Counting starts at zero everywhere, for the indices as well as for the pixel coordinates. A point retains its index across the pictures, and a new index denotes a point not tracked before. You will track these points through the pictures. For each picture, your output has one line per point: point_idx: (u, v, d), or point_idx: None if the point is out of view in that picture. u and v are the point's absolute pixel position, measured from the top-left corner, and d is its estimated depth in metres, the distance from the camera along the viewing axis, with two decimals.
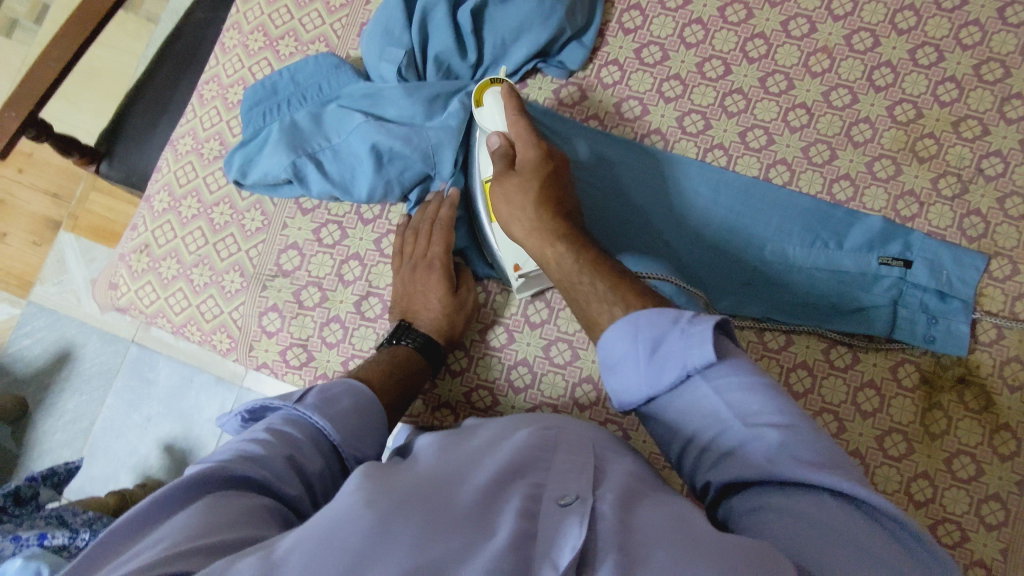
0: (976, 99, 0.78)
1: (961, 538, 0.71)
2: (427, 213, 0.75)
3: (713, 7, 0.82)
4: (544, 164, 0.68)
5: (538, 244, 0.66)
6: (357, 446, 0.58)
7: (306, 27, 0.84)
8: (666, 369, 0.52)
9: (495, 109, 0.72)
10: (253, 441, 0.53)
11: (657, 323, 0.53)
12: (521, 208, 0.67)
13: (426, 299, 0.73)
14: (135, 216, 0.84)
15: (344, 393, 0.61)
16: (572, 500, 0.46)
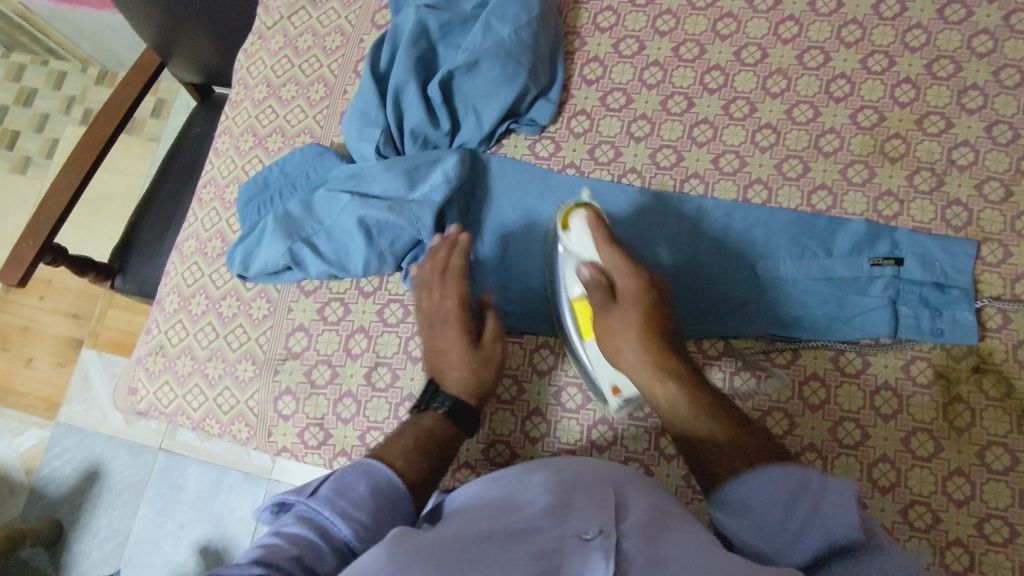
0: (934, 95, 0.80)
1: (1011, 533, 0.68)
2: (434, 263, 0.75)
3: (667, 48, 0.87)
4: (643, 295, 0.69)
5: (643, 376, 0.68)
6: (373, 538, 0.54)
7: (291, 123, 0.90)
8: (803, 539, 0.53)
9: (582, 236, 0.72)
10: (264, 544, 0.52)
11: (795, 486, 0.56)
12: (623, 333, 0.69)
13: (451, 360, 0.71)
14: (148, 320, 0.87)
15: (359, 479, 0.57)
16: (594, 534, 0.47)
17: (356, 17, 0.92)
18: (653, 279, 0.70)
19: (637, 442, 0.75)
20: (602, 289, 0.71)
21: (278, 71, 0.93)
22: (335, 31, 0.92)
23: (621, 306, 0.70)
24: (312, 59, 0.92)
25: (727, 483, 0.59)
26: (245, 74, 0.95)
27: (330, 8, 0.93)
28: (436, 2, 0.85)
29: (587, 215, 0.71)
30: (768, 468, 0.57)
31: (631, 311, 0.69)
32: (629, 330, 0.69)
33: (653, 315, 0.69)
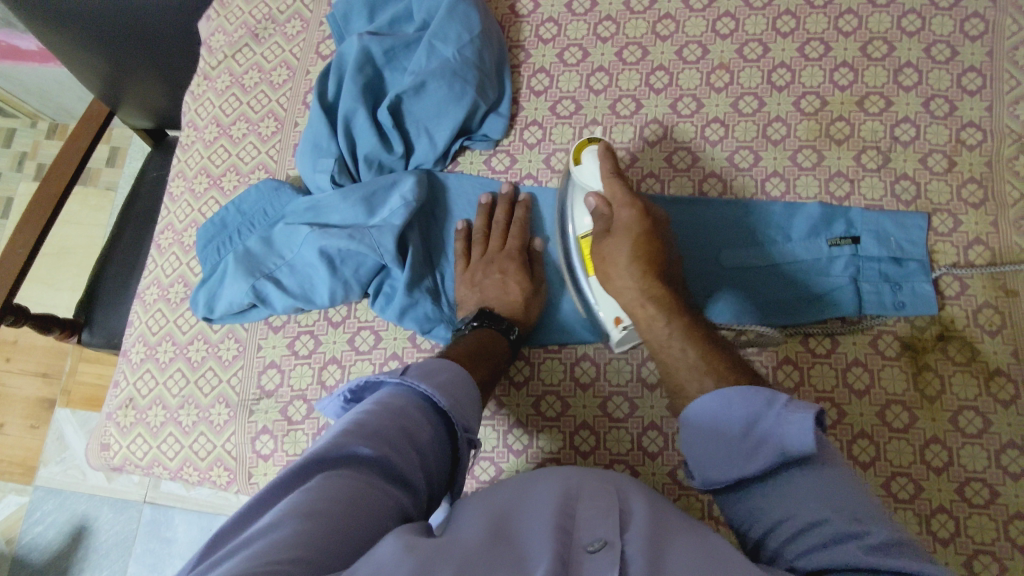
0: (871, 76, 0.83)
1: (991, 494, 0.70)
2: (501, 216, 0.83)
3: (610, 53, 0.88)
4: (638, 223, 0.71)
5: (630, 300, 0.70)
6: (463, 417, 0.62)
7: (244, 160, 0.89)
8: (756, 454, 0.54)
9: (592, 169, 0.75)
10: (366, 411, 0.58)
11: (753, 404, 0.56)
12: (614, 259, 0.71)
13: (504, 287, 0.78)
14: (115, 373, 0.85)
15: (442, 369, 0.65)
16: (599, 546, 0.47)
17: (300, 50, 0.92)
18: (651, 209, 0.72)
19: (620, 444, 0.76)
20: (603, 222, 0.73)
21: (227, 110, 0.92)
22: (281, 64, 0.92)
23: (615, 234, 0.72)
24: (260, 95, 0.91)
25: (690, 407, 0.60)
26: (194, 116, 0.94)
27: (273, 42, 0.93)
28: (378, 29, 0.85)
29: (598, 149, 0.75)
30: (737, 392, 0.58)
31: (623, 243, 0.71)
32: (621, 263, 0.71)
33: (643, 246, 0.70)
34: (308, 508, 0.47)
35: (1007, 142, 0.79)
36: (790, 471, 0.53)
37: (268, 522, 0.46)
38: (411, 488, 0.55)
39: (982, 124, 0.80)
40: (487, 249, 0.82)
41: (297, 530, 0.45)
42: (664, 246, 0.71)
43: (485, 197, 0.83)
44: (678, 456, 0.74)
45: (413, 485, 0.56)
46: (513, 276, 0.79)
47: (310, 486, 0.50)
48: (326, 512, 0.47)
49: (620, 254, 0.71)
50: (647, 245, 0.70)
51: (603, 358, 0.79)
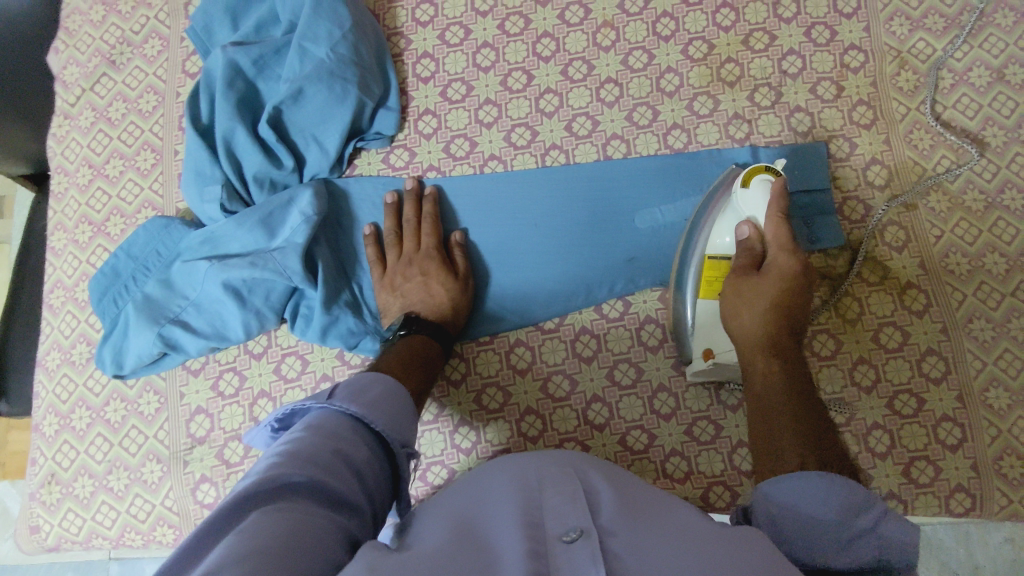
0: (753, 13, 0.82)
1: (918, 403, 0.73)
2: (410, 214, 0.79)
3: (492, 27, 0.85)
4: (796, 279, 0.66)
5: (747, 345, 0.66)
6: (400, 431, 0.60)
7: (127, 200, 0.83)
8: (850, 548, 0.48)
9: (761, 195, 0.69)
10: (295, 438, 0.54)
11: (857, 498, 0.49)
12: (749, 302, 0.66)
13: (427, 289, 0.76)
14: (29, 450, 0.79)
15: (371, 383, 0.63)
16: (576, 535, 0.45)
17: (165, 71, 0.86)
18: (807, 265, 0.67)
19: (566, 422, 0.75)
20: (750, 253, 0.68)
21: (97, 148, 0.85)
22: (147, 90, 0.85)
23: (767, 276, 0.66)
24: (130, 126, 0.85)
25: (785, 477, 0.52)
26: (61, 160, 0.86)
27: (134, 67, 0.86)
28: (243, 37, 0.80)
29: (776, 181, 0.69)
30: (827, 476, 0.51)
31: (771, 285, 0.66)
32: (755, 305, 0.66)
33: (791, 295, 0.66)
34: (249, 546, 0.42)
35: (887, 60, 0.81)
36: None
37: (206, 568, 0.40)
38: (354, 513, 0.52)
39: (863, 46, 0.81)
40: (402, 251, 0.79)
41: (242, 570, 0.40)
42: (809, 301, 0.67)
43: (389, 196, 0.80)
44: (624, 423, 0.75)
45: (356, 510, 0.52)
46: (435, 274, 0.76)
47: (246, 524, 0.45)
48: (271, 547, 0.43)
49: (761, 295, 0.66)
50: (794, 297, 0.66)
51: (537, 340, 0.78)
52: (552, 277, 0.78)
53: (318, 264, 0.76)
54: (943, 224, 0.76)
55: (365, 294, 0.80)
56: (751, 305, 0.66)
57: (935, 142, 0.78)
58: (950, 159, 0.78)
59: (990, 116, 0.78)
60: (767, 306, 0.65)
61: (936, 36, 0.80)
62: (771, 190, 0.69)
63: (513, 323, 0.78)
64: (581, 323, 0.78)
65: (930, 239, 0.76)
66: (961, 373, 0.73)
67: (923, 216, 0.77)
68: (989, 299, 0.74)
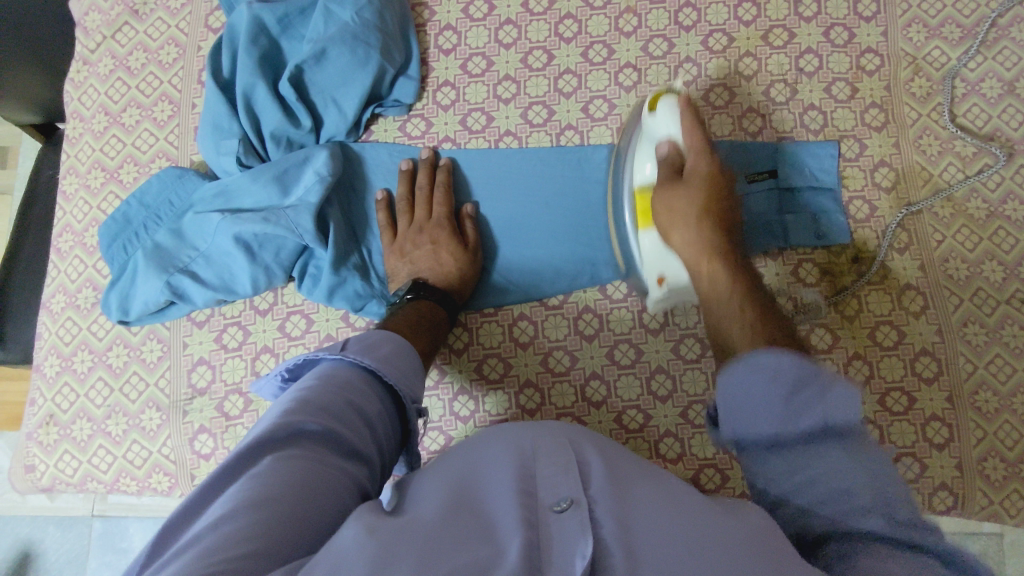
0: (774, 9, 0.83)
1: (909, 401, 0.75)
2: (423, 182, 0.80)
3: (517, 4, 0.85)
4: (713, 177, 0.67)
5: (692, 256, 0.66)
6: (411, 387, 0.61)
7: (141, 149, 0.83)
8: (796, 417, 0.49)
9: (669, 119, 0.69)
10: (307, 388, 0.55)
11: (802, 372, 0.50)
12: (685, 223, 0.66)
13: (436, 256, 0.76)
14: (29, 391, 0.80)
15: (384, 341, 0.63)
16: (567, 505, 0.46)
17: (187, 24, 0.86)
18: (721, 164, 0.69)
19: (564, 397, 0.77)
20: (671, 168, 0.68)
21: (114, 96, 0.85)
22: (168, 42, 0.86)
23: (688, 181, 0.67)
24: (149, 77, 0.85)
25: (736, 365, 0.54)
26: (77, 106, 0.86)
27: (156, 18, 0.86)
28: None
29: (679, 101, 0.69)
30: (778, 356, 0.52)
31: (694, 198, 0.66)
32: (687, 215, 0.66)
33: (714, 202, 0.67)
34: (260, 495, 0.43)
35: (903, 65, 0.82)
36: (828, 442, 0.47)
37: (215, 517, 0.42)
38: (365, 462, 0.53)
39: (879, 50, 0.82)
40: (413, 219, 0.80)
41: (252, 518, 0.42)
42: (730, 200, 0.69)
43: (405, 163, 0.80)
44: (621, 402, 0.76)
45: (366, 458, 0.53)
46: (445, 243, 0.77)
47: (259, 471, 0.46)
48: (285, 492, 0.44)
49: (686, 199, 0.66)
50: (718, 203, 0.67)
51: (540, 316, 0.79)
52: (559, 254, 0.79)
53: (327, 226, 0.77)
54: (946, 229, 0.78)
55: (375, 258, 0.81)
56: (680, 215, 0.66)
57: (943, 148, 0.80)
58: (956, 167, 0.79)
59: (998, 127, 0.80)
60: (699, 215, 0.66)
61: (951, 45, 0.82)
62: (677, 111, 0.69)
63: (518, 298, 0.79)
64: (584, 302, 0.79)
65: (932, 243, 0.78)
66: (952, 375, 0.75)
67: (926, 221, 0.78)
68: (984, 305, 0.76)
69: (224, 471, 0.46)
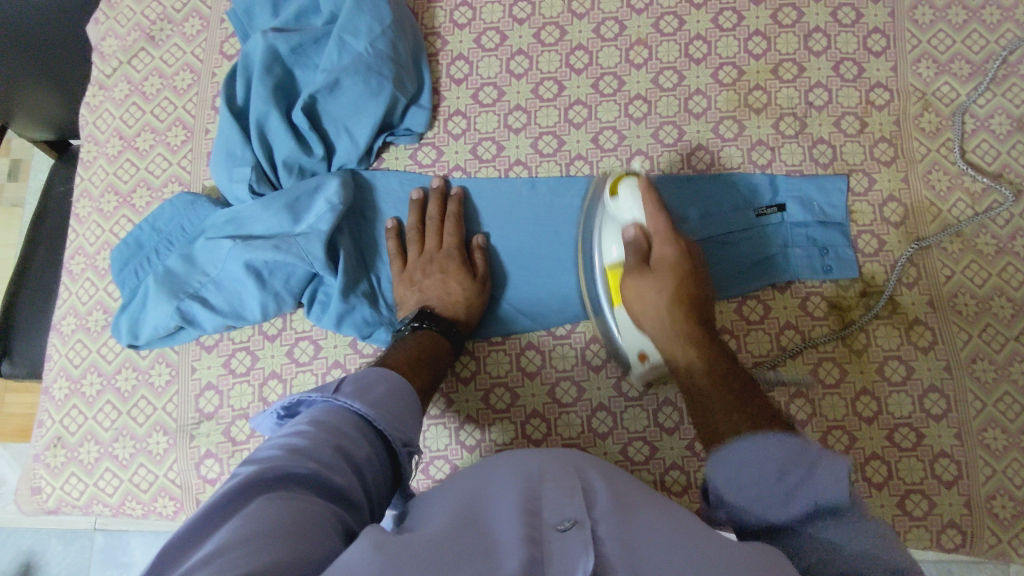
0: (783, 43, 0.84)
1: (917, 437, 0.74)
2: (434, 211, 0.81)
3: (528, 35, 0.86)
4: (682, 265, 0.70)
5: (666, 345, 0.69)
6: (402, 429, 0.61)
7: (154, 173, 0.84)
8: (790, 502, 0.52)
9: (631, 201, 0.73)
10: (300, 432, 0.55)
11: (787, 455, 0.54)
12: (656, 314, 0.70)
13: (445, 286, 0.77)
14: (37, 412, 0.80)
15: (378, 380, 0.64)
16: (569, 526, 0.46)
17: (202, 51, 0.87)
18: (691, 252, 0.72)
19: (570, 428, 0.77)
20: (637, 252, 0.72)
21: (129, 121, 0.86)
22: (184, 68, 0.87)
23: (656, 272, 0.71)
24: (164, 102, 0.86)
25: (728, 449, 0.57)
26: (92, 129, 0.87)
27: (172, 44, 0.88)
28: (283, 24, 0.81)
29: (639, 182, 0.72)
30: (773, 438, 0.56)
31: (662, 284, 0.70)
32: (659, 305, 0.70)
33: (685, 286, 0.70)
34: (252, 530, 0.44)
35: (912, 100, 0.82)
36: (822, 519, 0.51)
37: (208, 551, 0.42)
38: (353, 509, 0.53)
39: (889, 84, 0.83)
40: (423, 248, 0.80)
41: (245, 550, 0.42)
42: (700, 288, 0.72)
43: (416, 191, 0.81)
44: (627, 433, 0.76)
45: (355, 505, 0.53)
46: (454, 273, 0.77)
47: (250, 510, 0.46)
48: (279, 527, 0.44)
49: (655, 295, 0.70)
50: (689, 286, 0.71)
51: (547, 345, 0.79)
52: (567, 284, 0.79)
53: (337, 254, 0.77)
54: (955, 265, 0.78)
55: (383, 286, 0.82)
56: (650, 306, 0.70)
57: (952, 184, 0.80)
58: (965, 203, 0.79)
59: (1007, 163, 0.80)
60: (671, 304, 0.69)
61: (961, 80, 0.82)
62: (638, 192, 0.72)
63: (525, 327, 0.79)
64: (592, 332, 0.79)
65: (940, 279, 0.78)
66: (961, 412, 0.75)
67: (935, 256, 0.78)
68: (993, 341, 0.76)
69: (216, 509, 0.46)
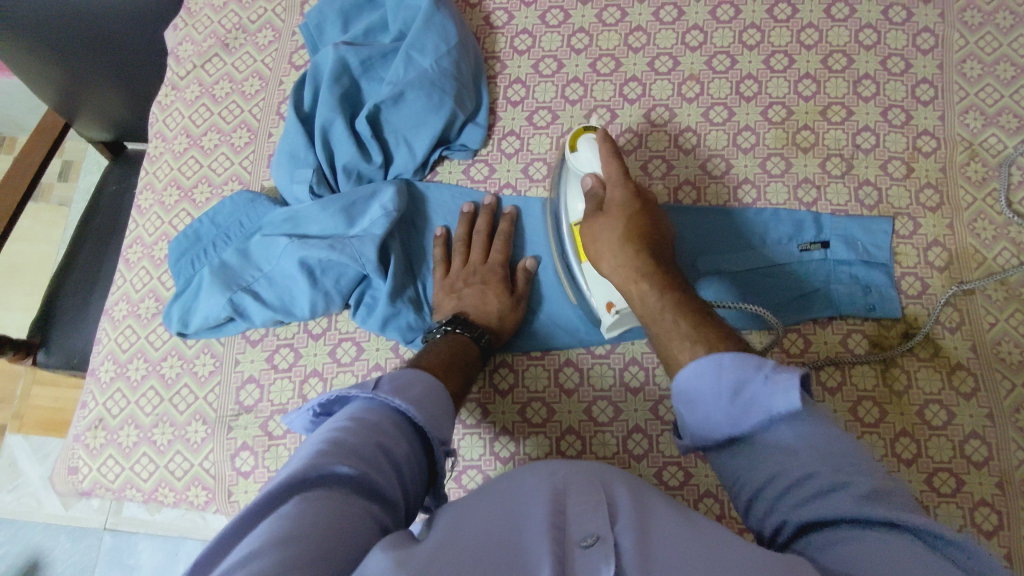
0: (833, 87, 0.87)
1: (957, 483, 0.73)
2: (484, 226, 0.83)
3: (584, 65, 0.90)
4: (632, 202, 0.71)
5: (621, 278, 0.69)
6: (440, 431, 0.60)
7: (216, 171, 0.88)
8: (743, 418, 0.49)
9: (589, 154, 0.76)
10: (340, 428, 0.54)
11: (741, 370, 0.51)
12: (606, 239, 0.70)
13: (483, 297, 0.78)
14: (82, 393, 0.82)
15: (415, 381, 0.63)
16: (592, 542, 0.43)
17: (272, 60, 0.91)
18: (643, 193, 0.73)
19: (605, 447, 0.76)
20: (593, 200, 0.73)
21: (197, 120, 0.90)
22: (253, 74, 0.91)
23: (607, 213, 0.72)
24: (231, 105, 0.90)
25: (695, 364, 0.54)
26: (162, 127, 0.91)
27: (244, 52, 0.92)
28: (353, 39, 0.85)
29: (596, 136, 0.75)
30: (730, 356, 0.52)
31: (613, 222, 0.71)
32: (612, 241, 0.70)
33: (638, 220, 0.70)
34: (289, 534, 0.42)
35: (959, 150, 0.84)
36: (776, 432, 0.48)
37: (245, 554, 0.40)
38: (390, 507, 0.51)
39: (936, 133, 0.84)
40: (467, 259, 0.82)
41: (283, 556, 0.40)
42: (656, 219, 0.72)
43: (467, 205, 0.83)
44: (662, 457, 0.75)
45: (393, 503, 0.52)
46: (495, 286, 0.79)
47: (286, 511, 0.45)
48: (314, 531, 0.43)
49: (607, 232, 0.70)
50: (641, 218, 0.70)
51: (586, 363, 0.79)
52: None
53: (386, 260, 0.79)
54: (999, 312, 0.78)
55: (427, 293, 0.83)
56: (603, 241, 0.71)
57: (998, 233, 0.81)
58: (1011, 252, 0.80)
59: None
60: (621, 237, 0.69)
61: (1008, 133, 0.84)
62: (595, 145, 0.75)
63: (563, 344, 0.80)
64: (631, 354, 0.79)
65: (984, 325, 0.77)
66: (1002, 461, 0.73)
67: (979, 302, 0.78)
68: None
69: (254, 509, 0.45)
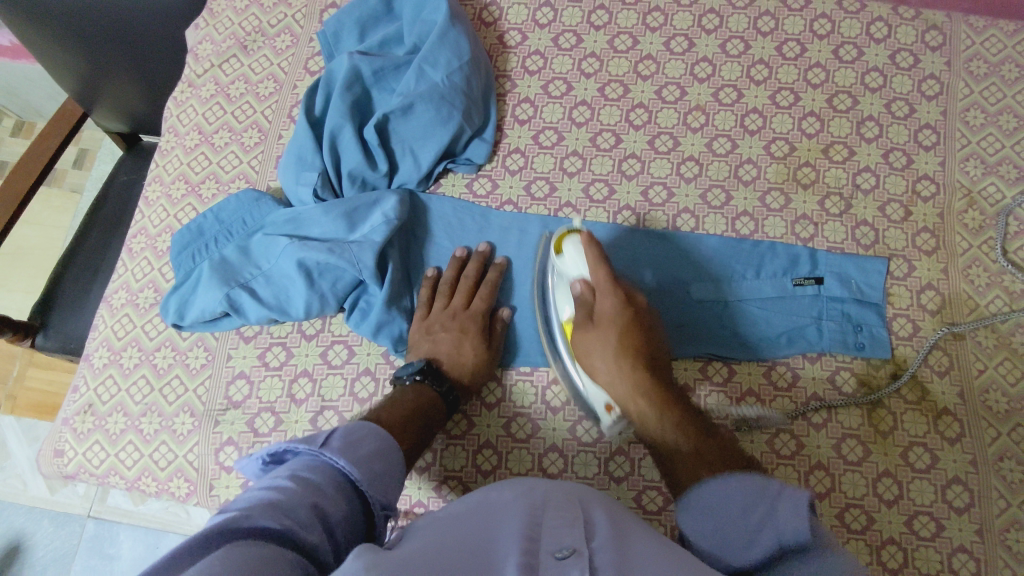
0: (836, 127, 0.88)
1: (937, 528, 0.73)
2: (471, 274, 0.82)
3: (593, 88, 0.91)
4: (621, 315, 0.72)
5: (624, 399, 0.71)
6: (383, 492, 0.57)
7: (225, 168, 0.89)
8: (753, 537, 0.53)
9: (576, 257, 0.75)
10: (278, 487, 0.51)
11: (752, 494, 0.55)
12: (600, 352, 0.72)
13: (455, 347, 0.78)
14: (74, 377, 0.83)
15: (367, 436, 0.59)
16: (568, 553, 0.44)
17: (288, 64, 0.93)
18: (632, 298, 0.73)
19: (587, 467, 0.76)
20: (583, 309, 0.74)
21: (210, 118, 0.92)
22: (268, 77, 0.93)
23: (599, 326, 0.73)
24: (245, 105, 0.92)
25: (711, 484, 0.58)
26: (175, 122, 0.93)
27: (261, 55, 0.94)
28: (368, 49, 0.87)
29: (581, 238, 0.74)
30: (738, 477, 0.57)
31: (606, 339, 0.72)
32: (606, 354, 0.72)
33: (629, 337, 0.71)
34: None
35: (958, 196, 0.84)
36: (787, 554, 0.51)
37: None
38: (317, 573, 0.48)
39: (935, 178, 0.85)
40: (449, 303, 0.81)
41: None
42: (653, 342, 0.72)
43: (461, 250, 0.83)
44: (643, 481, 0.75)
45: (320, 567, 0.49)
46: (470, 337, 0.78)
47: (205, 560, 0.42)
48: None
49: (600, 349, 0.72)
50: (633, 330, 0.72)
51: None
52: None
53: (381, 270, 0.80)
54: (988, 359, 0.78)
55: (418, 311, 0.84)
56: (598, 357, 0.72)
57: (992, 281, 0.81)
58: (1003, 300, 0.80)
59: None
60: (616, 352, 0.71)
61: (1008, 183, 0.84)
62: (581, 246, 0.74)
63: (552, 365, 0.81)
64: None
65: (973, 372, 0.78)
66: (983, 509, 0.73)
67: (970, 347, 0.79)
68: None
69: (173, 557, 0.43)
